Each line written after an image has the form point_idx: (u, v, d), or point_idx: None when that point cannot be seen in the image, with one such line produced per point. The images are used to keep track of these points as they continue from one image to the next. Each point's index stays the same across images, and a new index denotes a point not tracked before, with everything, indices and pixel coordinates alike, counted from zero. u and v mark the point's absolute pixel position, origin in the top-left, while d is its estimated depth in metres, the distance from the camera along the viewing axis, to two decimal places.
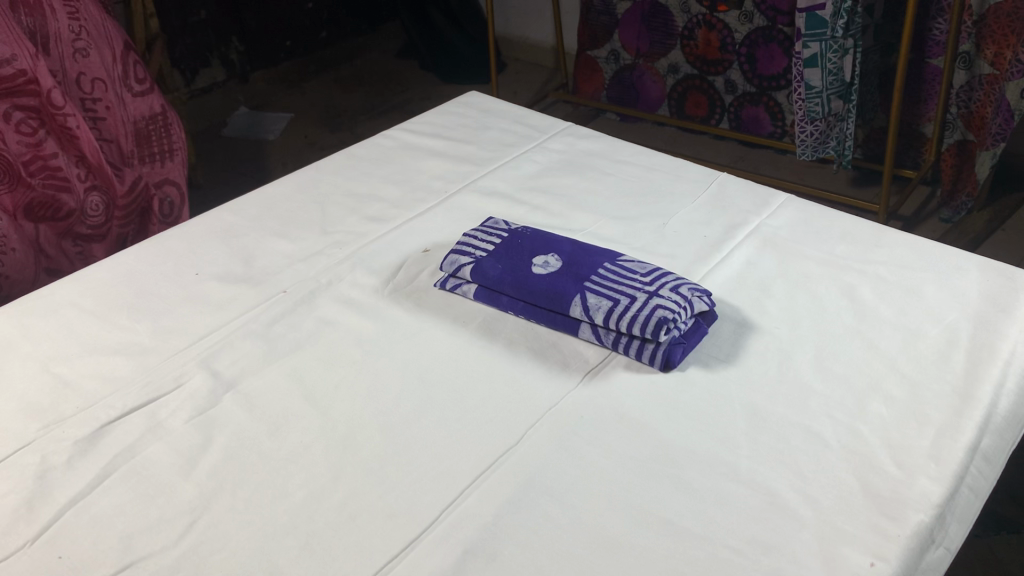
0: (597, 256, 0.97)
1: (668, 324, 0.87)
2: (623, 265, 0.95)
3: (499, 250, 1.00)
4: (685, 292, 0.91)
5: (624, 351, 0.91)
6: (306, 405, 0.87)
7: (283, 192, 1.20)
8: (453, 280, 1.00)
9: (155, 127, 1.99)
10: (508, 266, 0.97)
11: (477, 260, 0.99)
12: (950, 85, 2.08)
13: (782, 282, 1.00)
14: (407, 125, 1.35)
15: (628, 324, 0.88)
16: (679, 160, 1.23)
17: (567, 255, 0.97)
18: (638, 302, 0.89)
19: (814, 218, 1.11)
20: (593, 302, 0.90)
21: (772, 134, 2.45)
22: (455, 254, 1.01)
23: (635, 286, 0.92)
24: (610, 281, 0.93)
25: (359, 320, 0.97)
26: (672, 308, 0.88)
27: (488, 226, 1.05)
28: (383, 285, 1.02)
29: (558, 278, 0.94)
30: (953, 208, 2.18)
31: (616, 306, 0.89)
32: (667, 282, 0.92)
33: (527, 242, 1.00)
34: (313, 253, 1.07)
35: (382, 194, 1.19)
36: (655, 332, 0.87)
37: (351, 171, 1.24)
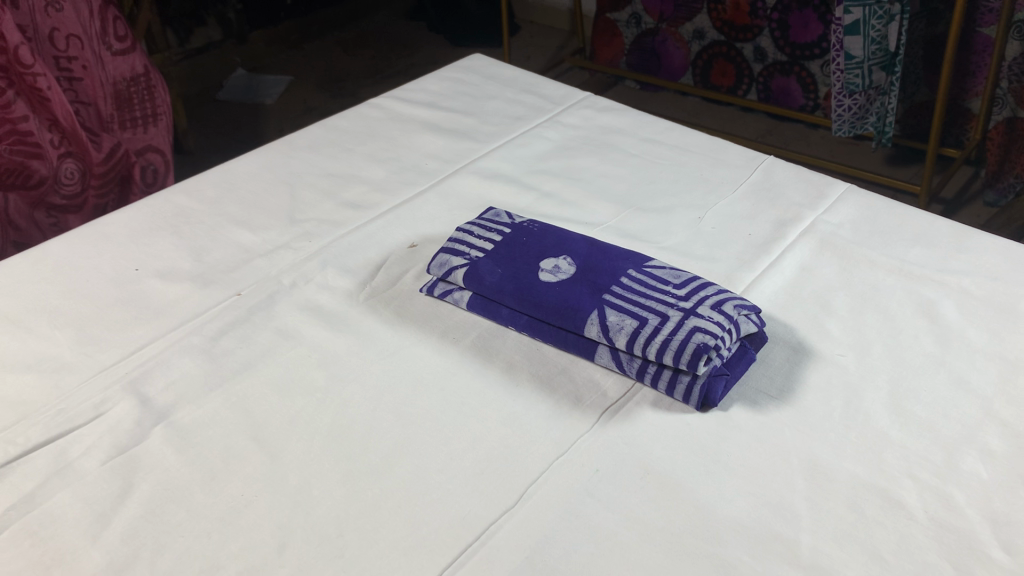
0: (619, 261, 0.79)
1: (708, 353, 0.68)
2: (651, 273, 0.77)
3: (499, 249, 0.82)
4: (729, 310, 0.73)
5: (651, 383, 0.73)
6: (252, 447, 0.69)
7: (248, 169, 1.02)
8: (444, 285, 0.82)
9: (138, 90, 1.78)
10: (510, 271, 0.79)
11: (473, 261, 0.81)
12: (1001, 56, 1.87)
13: (845, 296, 0.81)
14: (398, 93, 1.16)
15: (658, 352, 0.70)
16: (716, 139, 1.05)
17: (582, 259, 0.79)
18: (670, 323, 0.71)
19: (880, 214, 0.92)
20: (614, 321, 0.72)
21: (804, 108, 2.25)
22: (447, 253, 0.83)
23: (666, 301, 0.74)
24: (635, 294, 0.75)
25: (326, 333, 0.79)
26: (713, 332, 0.70)
27: (487, 219, 0.87)
28: (358, 289, 0.84)
29: (570, 289, 0.76)
30: (1000, 190, 1.97)
31: (642, 328, 0.71)
32: (707, 297, 0.74)
33: (535, 241, 0.82)
34: (276, 247, 0.89)
35: (364, 174, 1.00)
36: (691, 363, 0.69)
37: (329, 147, 1.05)
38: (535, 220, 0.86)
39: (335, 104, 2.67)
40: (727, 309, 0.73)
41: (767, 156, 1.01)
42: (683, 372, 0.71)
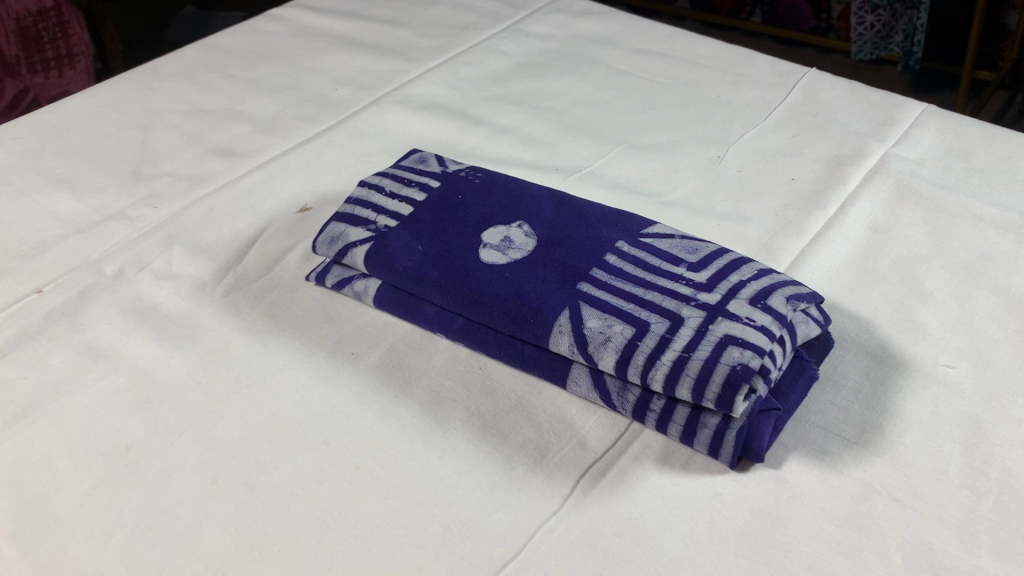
0: (602, 229, 0.51)
1: (749, 384, 0.41)
2: (654, 248, 0.50)
3: (421, 215, 0.54)
4: (780, 306, 0.45)
5: (658, 428, 0.45)
6: (8, 555, 0.42)
7: (91, 109, 0.73)
8: (342, 273, 0.55)
9: (48, 25, 1.27)
10: (437, 248, 0.51)
11: (382, 234, 0.53)
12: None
13: (943, 273, 0.54)
14: (308, 1, 0.87)
15: (667, 381, 0.43)
16: (737, 48, 0.76)
17: (547, 226, 0.52)
18: (686, 333, 0.44)
19: (977, 144, 0.64)
20: (595, 330, 0.45)
21: (815, 29, 1.95)
22: (344, 221, 0.55)
23: (678, 294, 0.46)
24: (628, 284, 0.47)
25: (159, 353, 0.52)
26: (756, 348, 0.43)
27: (409, 170, 0.59)
28: (218, 278, 0.56)
29: (527, 276, 0.48)
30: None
31: (640, 341, 0.44)
32: (742, 285, 0.47)
33: (475, 200, 0.54)
34: (105, 219, 0.61)
35: (248, 109, 0.72)
36: (721, 400, 0.42)
37: (204, 74, 0.77)
38: (481, 169, 0.59)
39: None
40: (777, 305, 0.45)
41: (809, 68, 0.72)
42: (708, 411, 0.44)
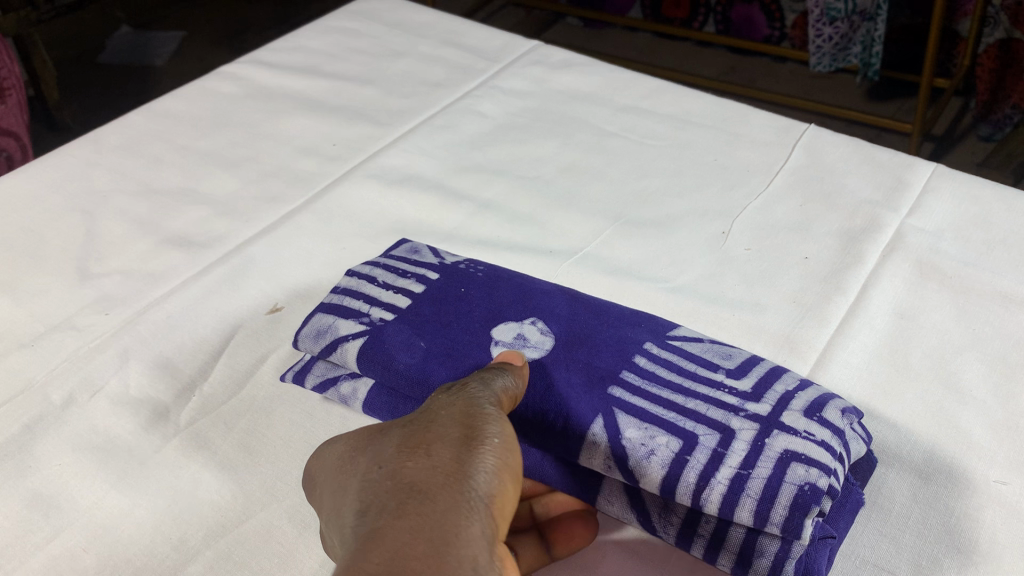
0: (624, 328, 0.47)
1: (820, 506, 0.37)
2: (684, 354, 0.45)
3: (420, 308, 0.48)
4: (835, 420, 0.41)
5: (705, 556, 0.40)
6: None
7: (29, 192, 0.66)
8: (325, 373, 0.49)
9: None
10: (441, 347, 0.46)
11: (376, 326, 0.47)
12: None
13: (980, 369, 0.50)
14: (263, 56, 0.81)
15: (723, 503, 0.38)
16: (729, 103, 0.72)
17: (564, 323, 0.46)
18: (739, 447, 0.39)
19: (995, 210, 0.60)
20: (634, 441, 0.40)
21: (769, 38, 1.90)
22: (331, 311, 0.49)
23: (721, 403, 0.42)
24: (664, 392, 0.42)
25: (119, 498, 0.45)
26: (821, 466, 0.38)
27: (400, 256, 0.53)
28: (182, 402, 0.50)
29: (548, 382, 0.43)
30: (994, 122, 1.58)
31: (688, 455, 0.39)
32: (789, 396, 0.42)
33: (478, 293, 0.49)
34: (50, 329, 0.55)
35: (205, 189, 0.66)
36: (789, 525, 0.37)
37: (153, 146, 0.70)
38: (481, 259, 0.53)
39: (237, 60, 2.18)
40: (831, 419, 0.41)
41: (807, 125, 0.68)
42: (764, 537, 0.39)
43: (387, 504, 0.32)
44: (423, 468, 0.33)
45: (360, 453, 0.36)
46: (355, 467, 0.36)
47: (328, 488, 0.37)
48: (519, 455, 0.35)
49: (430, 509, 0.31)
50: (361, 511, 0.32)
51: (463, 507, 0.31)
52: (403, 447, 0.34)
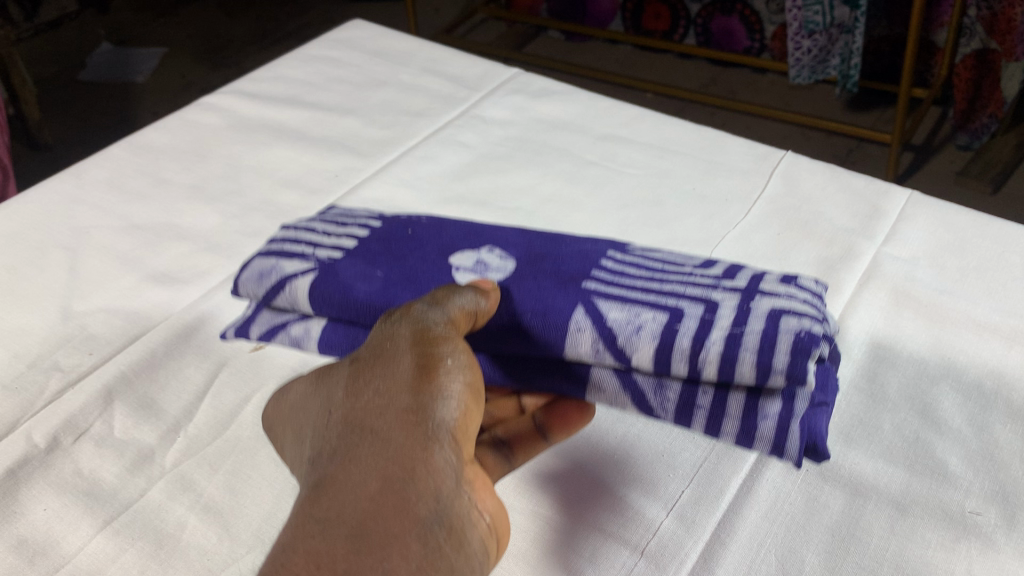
0: (580, 242, 0.51)
1: (816, 343, 0.40)
2: (648, 259, 0.50)
3: (369, 246, 0.51)
4: (809, 291, 0.45)
5: (708, 427, 0.43)
6: None
7: (12, 230, 0.66)
8: (270, 323, 0.52)
9: None
10: (401, 274, 0.49)
11: (326, 263, 0.50)
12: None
13: (957, 401, 0.50)
14: (245, 86, 0.81)
15: (723, 362, 0.40)
16: (708, 130, 0.73)
17: (521, 249, 0.50)
18: (726, 313, 0.42)
19: (970, 237, 0.61)
20: (620, 321, 0.43)
21: (749, 50, 1.91)
22: (277, 252, 0.52)
23: (702, 286, 0.45)
24: (639, 284, 0.46)
25: (103, 543, 0.46)
26: (807, 314, 0.42)
27: (336, 211, 0.57)
28: (167, 442, 0.50)
29: (527, 287, 0.46)
30: (972, 131, 1.58)
31: (679, 325, 0.42)
32: (761, 275, 0.46)
33: (422, 230, 0.53)
34: (32, 369, 0.55)
35: (187, 224, 0.66)
36: (792, 369, 0.40)
37: (135, 180, 0.71)
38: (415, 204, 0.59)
39: (219, 77, 2.16)
40: (804, 287, 0.45)
41: (785, 152, 0.69)
42: (765, 405, 0.42)
43: (348, 445, 0.37)
44: (377, 405, 0.37)
45: (319, 389, 0.41)
46: (315, 400, 0.40)
47: (290, 416, 0.42)
48: (473, 373, 0.39)
49: (388, 448, 0.36)
50: (329, 454, 0.37)
51: (421, 443, 0.36)
52: (362, 385, 0.38)
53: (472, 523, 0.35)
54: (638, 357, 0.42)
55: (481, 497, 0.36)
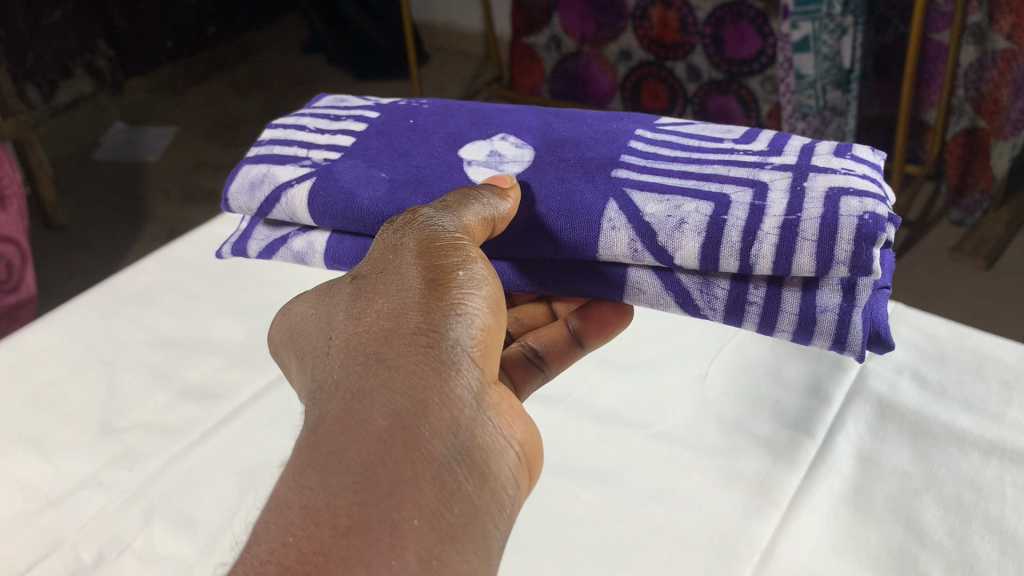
0: (605, 125, 0.58)
1: (885, 233, 0.43)
2: (679, 143, 0.56)
3: (365, 148, 0.60)
4: (862, 166, 0.49)
5: (759, 319, 0.50)
6: None
7: (54, 343, 0.71)
8: (268, 239, 0.63)
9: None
10: (410, 168, 0.57)
11: (325, 165, 0.59)
12: (954, 65, 1.36)
13: (940, 514, 0.54)
14: None
15: (784, 249, 0.45)
16: None
17: (535, 136, 0.58)
18: (779, 197, 0.47)
19: (949, 348, 0.65)
20: (659, 215, 0.48)
21: None
22: (267, 163, 0.61)
23: (748, 167, 0.51)
24: (677, 169, 0.52)
25: None
26: (869, 192, 0.46)
27: (320, 121, 0.66)
28: (205, 556, 0.54)
29: (568, 182, 0.53)
30: (965, 206, 1.49)
31: (726, 215, 0.47)
32: (809, 151, 0.52)
33: (419, 130, 0.62)
34: (76, 486, 0.59)
35: (217, 337, 0.71)
36: (857, 257, 0.44)
37: (168, 293, 0.76)
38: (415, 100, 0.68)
39: None
40: (856, 164, 0.50)
41: None
42: (822, 296, 0.48)
43: (368, 356, 0.42)
44: (389, 336, 0.42)
45: (340, 305, 0.47)
46: (338, 313, 0.47)
47: (311, 324, 0.49)
48: (486, 293, 0.45)
49: (402, 378, 0.40)
50: (352, 363, 0.43)
51: (438, 358, 0.41)
52: (382, 304, 0.45)
53: (501, 449, 0.40)
54: (686, 250, 0.47)
55: (508, 422, 0.42)
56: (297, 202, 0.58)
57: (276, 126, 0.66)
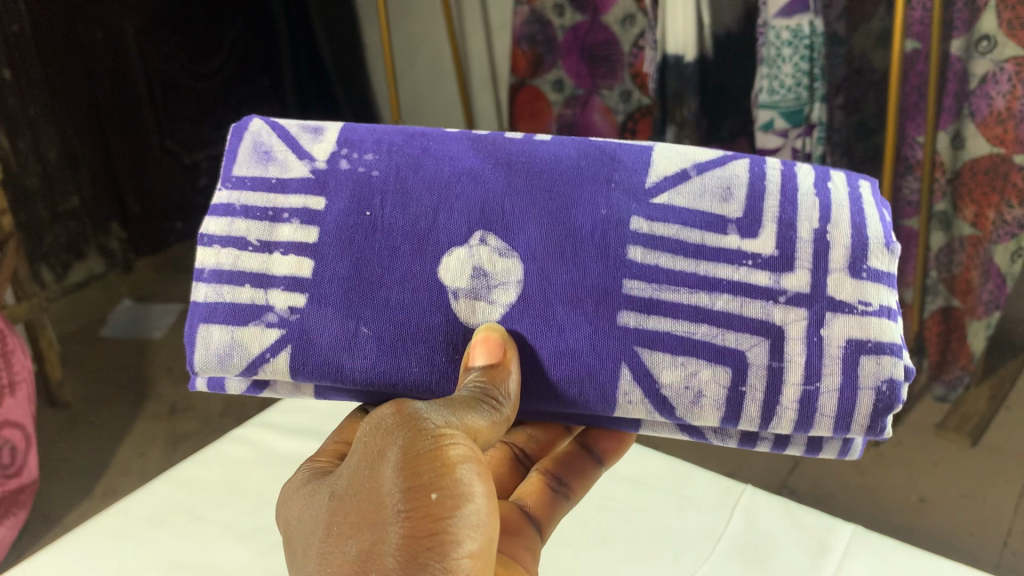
0: (584, 207, 0.65)
1: (904, 402, 0.60)
2: (676, 239, 0.64)
3: (330, 281, 0.65)
4: (877, 295, 0.61)
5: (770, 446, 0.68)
6: None
7: (63, 566, 0.76)
8: (250, 382, 0.74)
9: None
10: (402, 312, 0.64)
11: (298, 326, 0.65)
12: (926, 247, 1.35)
13: None
14: (277, 423, 0.99)
15: (808, 414, 0.61)
16: (675, 470, 0.93)
17: (521, 238, 0.65)
18: (796, 355, 0.61)
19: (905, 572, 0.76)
20: (679, 386, 0.62)
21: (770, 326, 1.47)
22: (229, 326, 0.66)
23: (759, 300, 0.62)
24: (685, 301, 0.63)
25: None
26: (884, 350, 0.60)
27: (259, 227, 0.68)
28: None
29: (574, 320, 0.63)
30: (947, 382, 1.44)
31: (744, 384, 0.62)
32: (824, 261, 0.62)
33: (381, 235, 0.66)
34: None
35: (224, 562, 0.78)
36: (873, 424, 0.61)
37: (177, 516, 0.83)
38: (357, 150, 0.70)
39: None
40: (872, 291, 0.61)
41: (744, 487, 0.89)
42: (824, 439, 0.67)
43: None
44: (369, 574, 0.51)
45: (335, 514, 0.56)
46: (333, 522, 0.56)
47: (317, 517, 0.59)
48: (462, 513, 0.51)
49: None
50: None
51: None
52: (364, 527, 0.53)
53: None
54: (709, 415, 0.63)
55: None
56: (279, 370, 0.67)
57: (214, 244, 0.67)
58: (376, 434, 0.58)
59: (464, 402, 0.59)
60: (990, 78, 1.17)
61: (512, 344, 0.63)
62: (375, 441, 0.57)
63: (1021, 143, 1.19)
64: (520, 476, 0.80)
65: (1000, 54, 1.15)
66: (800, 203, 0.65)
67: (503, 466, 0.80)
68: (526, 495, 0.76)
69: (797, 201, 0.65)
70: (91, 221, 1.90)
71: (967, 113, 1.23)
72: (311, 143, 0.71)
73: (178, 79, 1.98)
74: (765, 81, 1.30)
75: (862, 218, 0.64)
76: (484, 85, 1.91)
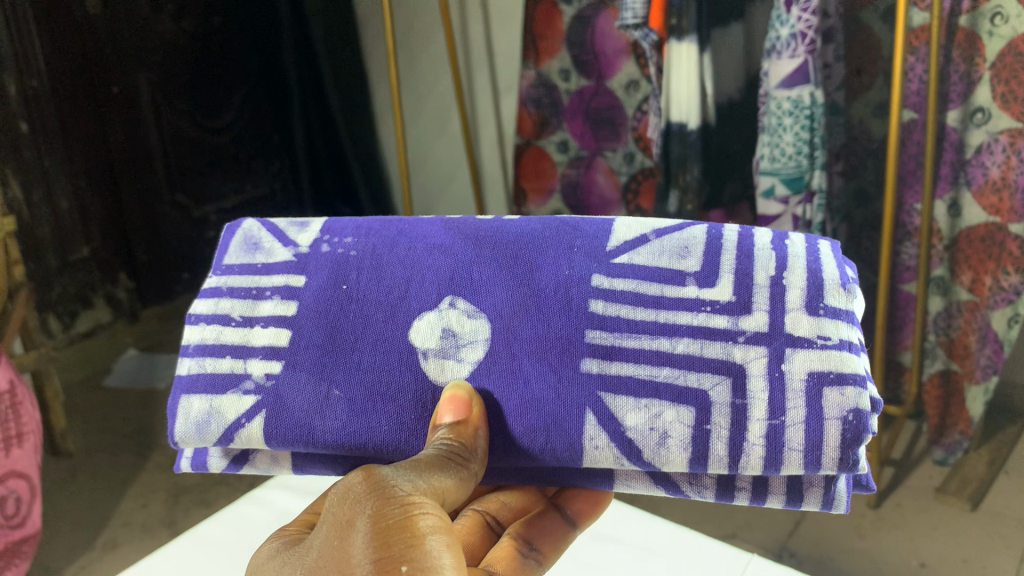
0: (546, 270, 0.67)
1: (872, 431, 0.57)
2: (635, 292, 0.65)
3: (306, 348, 0.68)
4: (836, 330, 0.61)
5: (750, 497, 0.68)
6: None
7: None
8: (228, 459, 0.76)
9: None
10: (369, 379, 0.66)
11: (271, 390, 0.68)
12: (924, 312, 1.38)
13: None
14: (291, 492, 1.05)
15: (778, 447, 0.59)
16: (678, 542, 0.99)
17: (492, 299, 0.67)
18: (760, 391, 0.60)
19: None
20: (643, 428, 0.61)
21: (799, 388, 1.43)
22: (208, 394, 0.69)
23: (720, 341, 0.62)
24: (646, 346, 0.63)
25: None
26: (847, 381, 0.59)
27: (243, 305, 0.72)
28: None
29: (541, 374, 0.64)
30: (947, 446, 1.48)
31: (709, 423, 0.60)
32: (780, 302, 0.62)
33: (357, 306, 0.69)
34: None
35: None
36: (844, 459, 0.58)
37: None
38: (338, 235, 0.75)
39: None
40: (830, 327, 0.61)
41: (750, 557, 0.95)
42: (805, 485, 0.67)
43: None
44: None
45: None
46: None
47: None
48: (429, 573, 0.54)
49: None
50: None
51: None
52: None
53: None
54: (677, 458, 0.61)
55: None
56: (253, 436, 0.67)
57: (201, 322, 0.72)
58: (342, 503, 0.58)
59: (429, 462, 0.61)
60: (985, 148, 1.22)
61: (478, 400, 0.64)
62: (341, 510, 0.58)
63: (1016, 213, 1.22)
64: (492, 542, 0.80)
65: (994, 126, 1.19)
66: (756, 256, 0.65)
67: (477, 530, 0.80)
68: (496, 561, 0.75)
69: (754, 254, 0.66)
70: (99, 269, 1.76)
71: (963, 182, 1.28)
72: (294, 234, 0.76)
73: (190, 134, 1.90)
74: (766, 149, 1.28)
75: (819, 265, 0.64)
76: (492, 144, 1.95)
